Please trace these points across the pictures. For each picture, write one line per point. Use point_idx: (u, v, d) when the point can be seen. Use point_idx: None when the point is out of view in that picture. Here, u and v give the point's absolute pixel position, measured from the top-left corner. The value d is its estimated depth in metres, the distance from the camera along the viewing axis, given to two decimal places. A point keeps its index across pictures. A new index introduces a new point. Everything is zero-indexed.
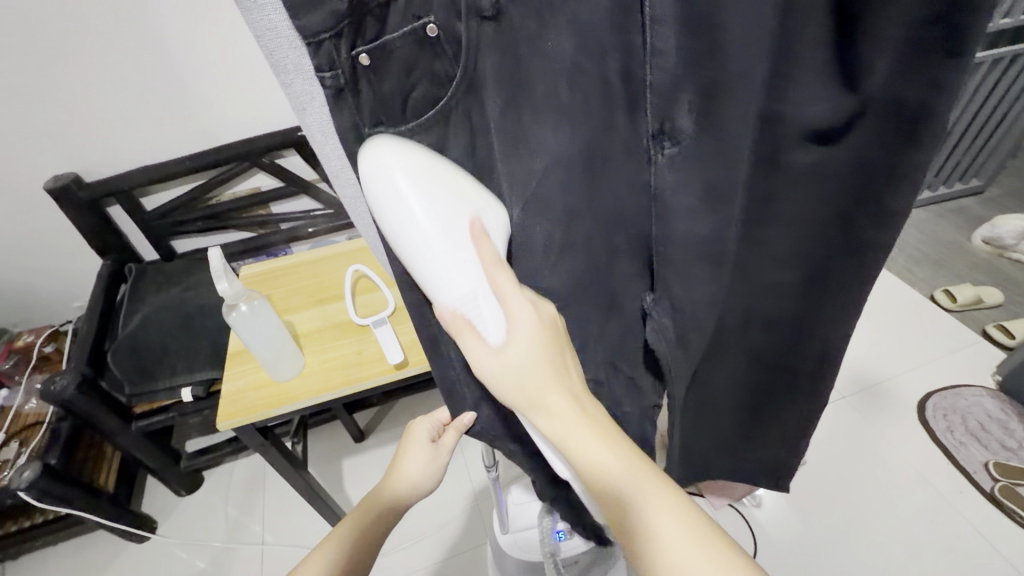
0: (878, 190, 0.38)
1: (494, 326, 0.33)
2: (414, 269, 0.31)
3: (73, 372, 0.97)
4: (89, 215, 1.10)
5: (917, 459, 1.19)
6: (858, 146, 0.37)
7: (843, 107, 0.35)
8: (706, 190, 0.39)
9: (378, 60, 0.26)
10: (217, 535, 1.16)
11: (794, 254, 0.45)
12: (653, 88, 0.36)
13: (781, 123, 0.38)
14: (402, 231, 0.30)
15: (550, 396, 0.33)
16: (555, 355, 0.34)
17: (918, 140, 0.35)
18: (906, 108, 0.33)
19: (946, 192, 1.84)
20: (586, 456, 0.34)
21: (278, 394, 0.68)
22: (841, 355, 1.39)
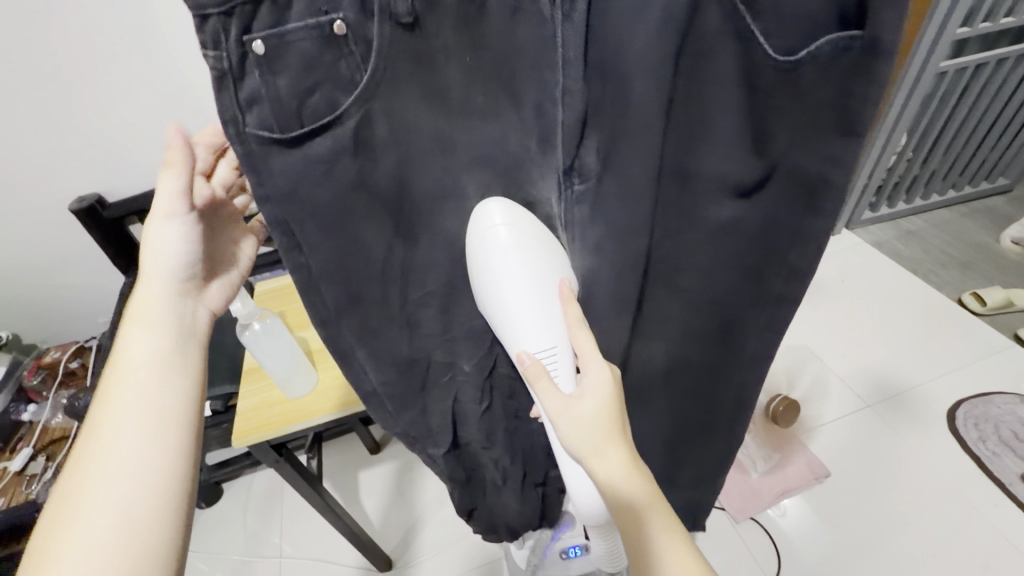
0: (783, 241, 0.45)
1: (567, 377, 0.43)
2: (542, 379, 0.41)
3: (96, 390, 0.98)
4: (113, 234, 1.13)
5: (948, 471, 1.15)
6: (768, 204, 0.44)
7: (756, 168, 0.41)
8: (606, 236, 0.41)
9: (277, 53, 0.30)
10: (236, 547, 1.17)
11: (707, 295, 0.50)
12: (566, 128, 0.37)
13: (692, 175, 0.42)
14: (533, 347, 0.42)
15: (621, 491, 0.41)
16: (616, 410, 0.42)
17: (819, 205, 0.42)
18: (809, 170, 0.41)
19: (972, 192, 1.78)
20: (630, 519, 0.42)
21: (292, 411, 0.68)
22: (866, 363, 1.35)
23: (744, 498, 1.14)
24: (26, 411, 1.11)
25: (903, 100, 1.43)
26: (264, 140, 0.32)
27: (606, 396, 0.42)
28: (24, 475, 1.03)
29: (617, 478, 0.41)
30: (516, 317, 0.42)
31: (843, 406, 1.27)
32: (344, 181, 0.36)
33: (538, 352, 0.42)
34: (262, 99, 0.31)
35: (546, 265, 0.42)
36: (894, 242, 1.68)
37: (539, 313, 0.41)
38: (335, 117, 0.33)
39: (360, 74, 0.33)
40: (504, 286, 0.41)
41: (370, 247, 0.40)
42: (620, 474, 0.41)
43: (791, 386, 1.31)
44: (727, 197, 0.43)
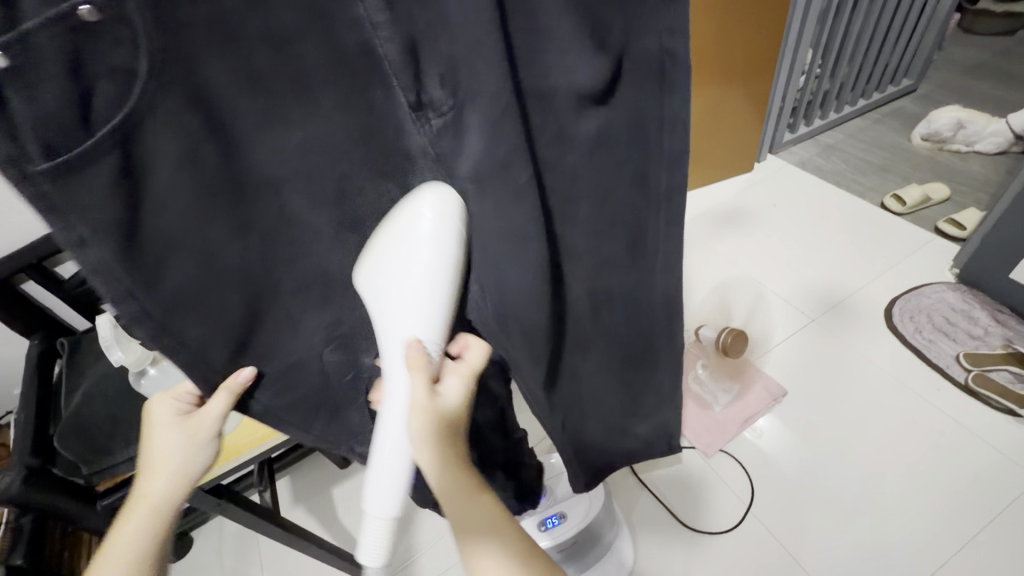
0: (648, 131, 0.41)
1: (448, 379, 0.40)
2: (416, 372, 0.36)
3: (17, 468, 0.88)
4: (3, 295, 1.03)
5: (891, 365, 1.21)
6: (629, 105, 0.39)
7: (605, 66, 0.36)
8: (484, 166, 0.32)
9: (23, 63, 0.22)
10: None
11: (610, 219, 0.44)
12: (393, 62, 0.29)
13: (554, 98, 0.35)
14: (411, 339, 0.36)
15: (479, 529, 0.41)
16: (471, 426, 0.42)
17: (668, 85, 0.39)
18: (655, 53, 0.37)
19: (880, 97, 1.85)
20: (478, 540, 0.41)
21: (219, 449, 0.64)
22: (806, 279, 1.39)
23: (712, 432, 1.16)
24: None
25: (803, 14, 1.44)
26: (52, 174, 0.24)
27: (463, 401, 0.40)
28: None
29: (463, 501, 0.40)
30: (399, 310, 0.35)
31: (790, 325, 1.31)
32: (171, 201, 0.29)
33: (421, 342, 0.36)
34: (27, 120, 0.23)
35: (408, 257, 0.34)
36: (817, 158, 1.73)
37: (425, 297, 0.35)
38: (126, 120, 0.25)
39: (137, 64, 0.24)
40: (400, 258, 0.34)
41: (227, 260, 0.33)
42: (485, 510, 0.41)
43: (741, 316, 1.34)
44: (587, 104, 0.37)
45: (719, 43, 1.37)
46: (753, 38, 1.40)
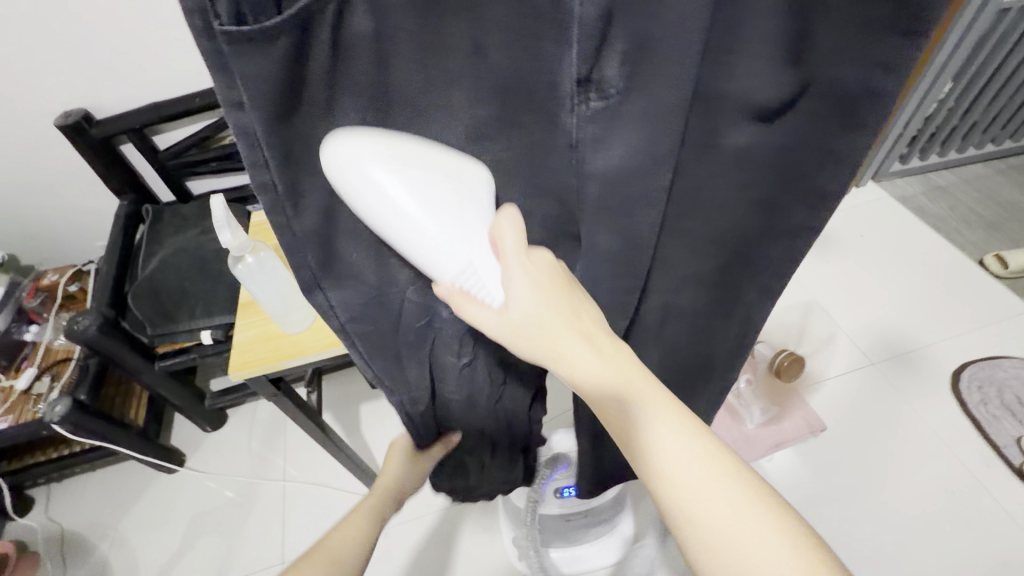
0: (807, 170, 0.34)
1: (494, 288, 0.33)
2: (466, 304, 0.33)
3: (94, 313, 0.98)
4: (105, 153, 1.08)
5: (943, 429, 1.15)
6: (797, 132, 0.32)
7: (787, 85, 0.30)
8: (627, 167, 0.31)
9: None
10: (240, 470, 1.19)
11: (718, 240, 0.40)
12: (581, 27, 0.26)
13: (720, 102, 0.31)
14: (446, 273, 0.32)
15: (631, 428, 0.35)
16: (564, 301, 0.33)
17: (853, 123, 0.31)
18: (851, 88, 0.29)
19: (1011, 147, 1.69)
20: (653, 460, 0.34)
21: (289, 344, 0.67)
22: (875, 321, 1.32)
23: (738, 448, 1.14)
24: (28, 332, 1.08)
25: (957, 38, 1.30)
26: (232, 37, 0.22)
27: (539, 292, 0.33)
28: (31, 395, 1.01)
29: (603, 379, 0.34)
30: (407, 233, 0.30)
31: (847, 362, 1.26)
32: (324, 93, 0.26)
33: (453, 277, 0.32)
34: None
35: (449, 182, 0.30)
36: (922, 197, 1.60)
37: (456, 240, 0.31)
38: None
39: None
40: (385, 207, 0.29)
41: None
42: (614, 381, 0.34)
43: (796, 342, 1.30)
44: (745, 115, 0.32)
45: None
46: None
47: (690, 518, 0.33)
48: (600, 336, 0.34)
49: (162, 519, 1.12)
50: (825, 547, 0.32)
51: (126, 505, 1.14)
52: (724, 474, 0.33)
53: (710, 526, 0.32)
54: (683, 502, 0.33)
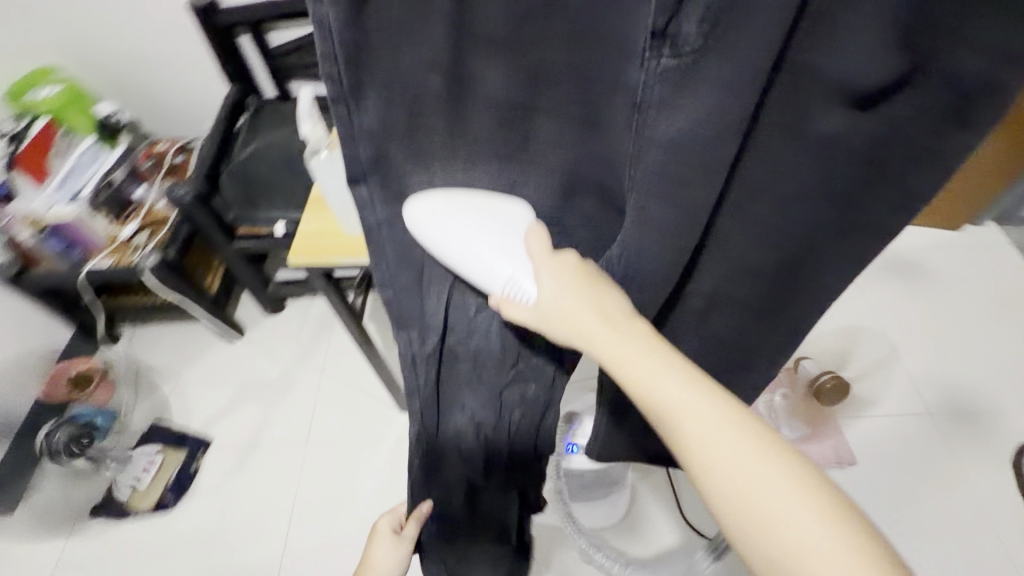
0: (897, 171, 0.31)
1: (530, 288, 0.37)
2: (508, 307, 0.38)
3: (191, 185, 1.08)
4: (224, 41, 1.16)
5: (989, 500, 1.06)
6: (895, 126, 0.29)
7: (889, 71, 0.27)
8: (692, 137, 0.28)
9: None
10: (286, 354, 1.30)
11: (779, 237, 0.37)
12: None
13: (811, 80, 0.29)
14: (497, 283, 0.38)
15: (658, 404, 0.34)
16: (581, 279, 0.36)
17: (968, 123, 0.27)
18: (965, 83, 0.26)
19: None
20: (679, 425, 0.33)
21: (346, 244, 0.73)
22: (947, 370, 1.21)
23: None
24: (137, 190, 1.18)
25: None
26: None
27: (564, 282, 0.36)
28: (130, 245, 1.14)
29: (618, 353, 0.35)
30: (465, 257, 0.38)
31: (902, 405, 1.17)
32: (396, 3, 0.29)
33: (501, 286, 0.38)
34: None
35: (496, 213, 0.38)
36: None
37: (490, 249, 0.38)
38: None
39: None
40: (448, 229, 0.38)
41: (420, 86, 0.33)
42: (633, 356, 0.34)
43: (850, 371, 1.22)
44: (839, 101, 0.29)
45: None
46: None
47: (736, 506, 0.32)
48: (622, 317, 0.35)
49: (216, 378, 1.27)
50: (844, 496, 0.32)
51: (188, 359, 1.30)
52: (755, 448, 0.32)
53: (757, 513, 0.32)
54: (723, 494, 0.32)
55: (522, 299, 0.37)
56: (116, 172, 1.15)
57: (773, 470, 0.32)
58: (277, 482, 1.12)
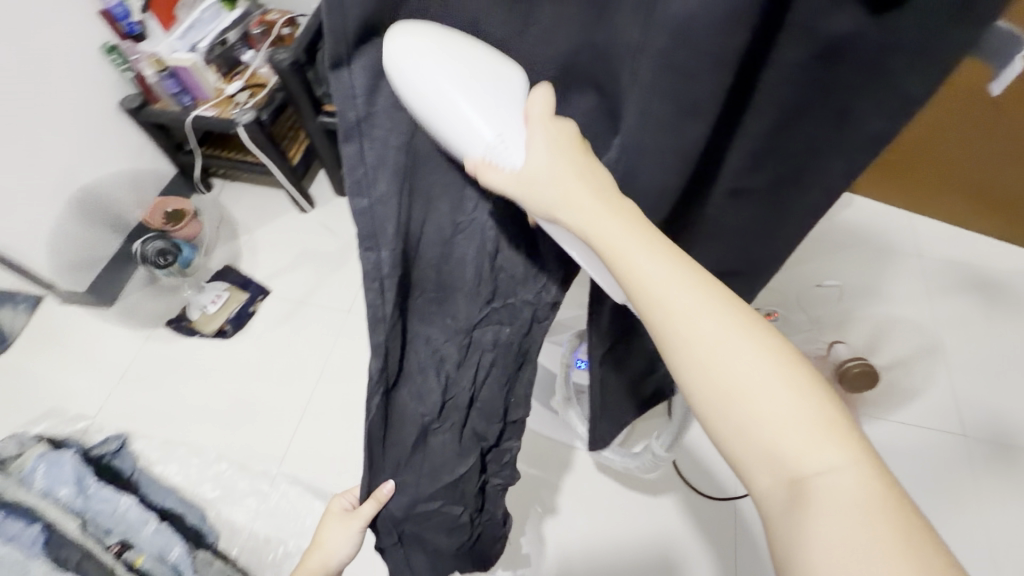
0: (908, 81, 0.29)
1: (515, 147, 0.33)
2: (489, 171, 0.33)
3: (292, 52, 1.14)
4: None
5: (998, 531, 1.02)
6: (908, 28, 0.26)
7: None
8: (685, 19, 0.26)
9: None
10: (346, 233, 1.40)
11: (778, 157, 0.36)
12: None
13: None
14: (478, 145, 0.33)
15: (653, 283, 0.31)
16: (575, 162, 0.33)
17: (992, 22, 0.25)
18: None
19: None
20: (662, 305, 0.31)
21: None
22: (999, 399, 1.13)
23: None
24: (245, 54, 1.27)
25: None
26: None
27: (549, 150, 0.33)
28: (232, 101, 1.25)
29: (586, 210, 0.32)
30: (446, 119, 0.32)
31: (936, 419, 1.12)
32: None
33: (483, 149, 0.33)
34: None
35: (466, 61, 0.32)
36: None
37: (467, 114, 0.33)
38: None
39: None
40: (444, 180, 0.40)
41: None
42: (613, 224, 0.32)
43: (892, 374, 1.16)
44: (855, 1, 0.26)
45: (928, 127, 1.18)
46: (1014, 136, 1.12)
47: (724, 398, 0.30)
48: (606, 189, 0.33)
49: (284, 240, 1.40)
50: (849, 416, 0.30)
51: (263, 217, 1.43)
52: (745, 330, 0.31)
53: (752, 410, 0.30)
54: (706, 371, 0.31)
55: (504, 163, 0.33)
56: (230, 33, 1.23)
57: (766, 365, 0.30)
58: (316, 340, 1.25)
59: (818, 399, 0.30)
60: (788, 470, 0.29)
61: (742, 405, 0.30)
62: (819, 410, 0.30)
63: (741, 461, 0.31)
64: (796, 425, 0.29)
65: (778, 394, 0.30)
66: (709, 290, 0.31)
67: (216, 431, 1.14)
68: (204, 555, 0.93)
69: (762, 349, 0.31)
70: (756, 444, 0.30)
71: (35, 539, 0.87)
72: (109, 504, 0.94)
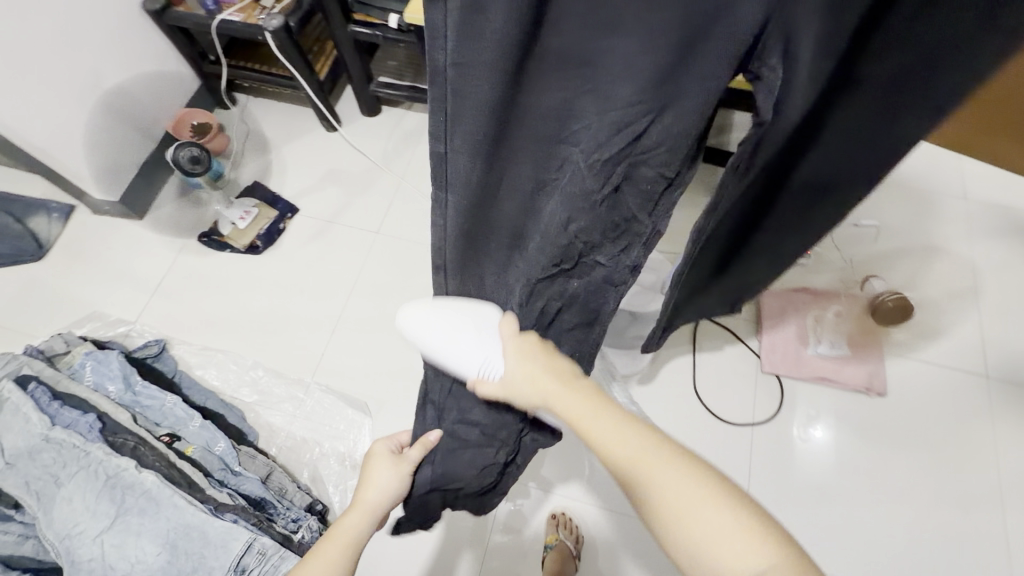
0: None
1: (494, 369, 0.57)
2: (484, 384, 0.57)
3: None
4: None
5: (1008, 465, 1.04)
6: None
7: None
8: None
9: None
10: (374, 153, 1.38)
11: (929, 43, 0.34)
12: None
13: None
14: (473, 371, 0.58)
15: (608, 446, 0.48)
16: (546, 368, 0.54)
17: None
18: None
19: None
20: (624, 463, 0.47)
21: None
22: None
23: (787, 360, 1.12)
24: None
25: None
26: None
27: (523, 362, 0.55)
28: (258, 6, 1.20)
29: (563, 399, 0.51)
30: (447, 360, 0.59)
31: (959, 359, 1.12)
32: None
33: (477, 371, 0.58)
34: None
35: (470, 319, 0.59)
36: None
37: (456, 354, 0.58)
38: None
39: None
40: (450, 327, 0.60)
41: None
42: (579, 404, 0.50)
43: (920, 314, 1.16)
44: None
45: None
46: None
47: (678, 531, 0.44)
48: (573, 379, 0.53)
49: (311, 157, 1.38)
50: (773, 529, 0.43)
51: (289, 134, 1.41)
52: (684, 475, 0.45)
53: (694, 538, 0.44)
54: (659, 511, 0.45)
55: (492, 377, 0.57)
56: None
57: (703, 499, 0.44)
58: (346, 257, 1.26)
59: (746, 522, 0.43)
60: None
61: (687, 535, 0.44)
62: (747, 528, 0.43)
63: (687, 563, 0.44)
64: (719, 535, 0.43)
65: (706, 511, 0.44)
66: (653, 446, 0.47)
67: (252, 341, 1.17)
68: (247, 449, 0.97)
69: (698, 489, 0.45)
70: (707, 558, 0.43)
71: (92, 426, 0.90)
72: (156, 402, 0.99)
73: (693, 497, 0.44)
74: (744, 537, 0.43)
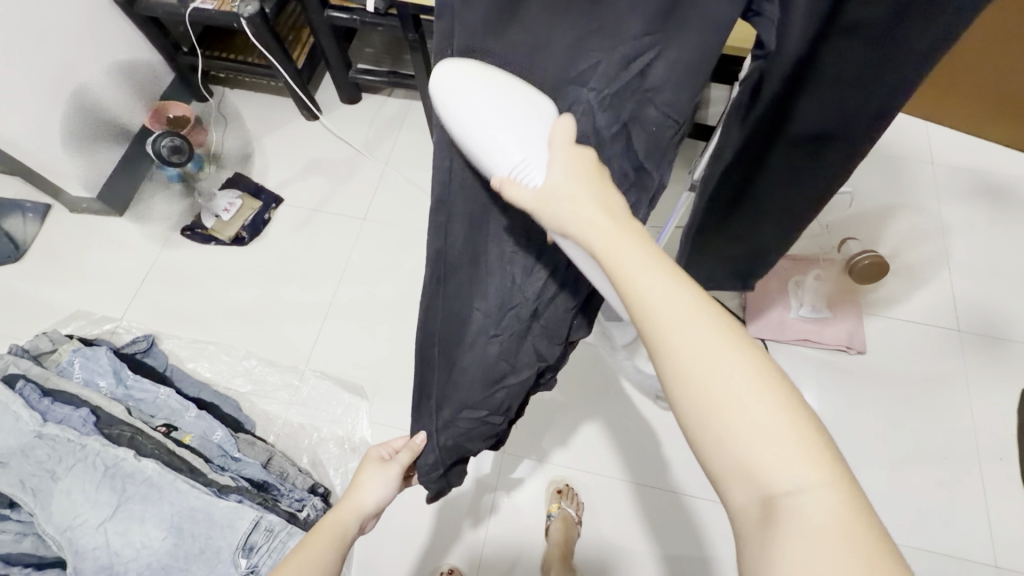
0: None
1: (538, 175, 0.36)
2: (514, 185, 0.36)
3: None
4: None
5: (981, 412, 1.10)
6: None
7: None
8: None
9: None
10: (356, 140, 1.37)
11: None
12: None
13: None
14: (505, 166, 0.36)
15: (650, 286, 0.32)
16: (590, 172, 0.36)
17: None
18: None
19: None
20: (655, 320, 0.32)
21: None
22: (993, 295, 1.19)
23: (770, 324, 1.16)
24: None
25: None
26: None
27: (570, 174, 0.35)
28: None
29: (603, 231, 0.34)
30: (481, 148, 0.36)
31: (932, 315, 1.17)
32: None
33: (510, 169, 0.36)
34: None
35: (524, 102, 0.35)
36: None
37: (491, 148, 0.36)
38: None
39: None
40: (497, 95, 0.35)
41: None
42: (628, 240, 0.33)
43: (894, 274, 1.21)
44: None
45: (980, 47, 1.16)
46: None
47: (711, 411, 0.31)
48: (615, 206, 0.35)
49: (293, 147, 1.37)
50: (825, 435, 0.31)
51: (269, 125, 1.39)
52: (724, 337, 0.31)
53: (733, 432, 0.30)
54: (686, 389, 0.31)
55: (526, 185, 0.36)
56: None
57: (746, 370, 0.31)
58: (334, 244, 1.26)
59: (797, 415, 0.31)
60: (765, 488, 0.30)
61: (727, 421, 0.30)
62: (800, 426, 0.30)
63: (723, 481, 0.31)
64: (772, 440, 0.30)
65: (756, 409, 0.30)
66: (696, 303, 0.32)
67: (243, 332, 1.17)
68: (245, 436, 0.97)
69: (745, 363, 0.31)
70: (745, 465, 0.30)
71: (86, 420, 0.90)
72: (149, 395, 0.99)
73: (735, 358, 0.31)
74: (795, 444, 0.30)
